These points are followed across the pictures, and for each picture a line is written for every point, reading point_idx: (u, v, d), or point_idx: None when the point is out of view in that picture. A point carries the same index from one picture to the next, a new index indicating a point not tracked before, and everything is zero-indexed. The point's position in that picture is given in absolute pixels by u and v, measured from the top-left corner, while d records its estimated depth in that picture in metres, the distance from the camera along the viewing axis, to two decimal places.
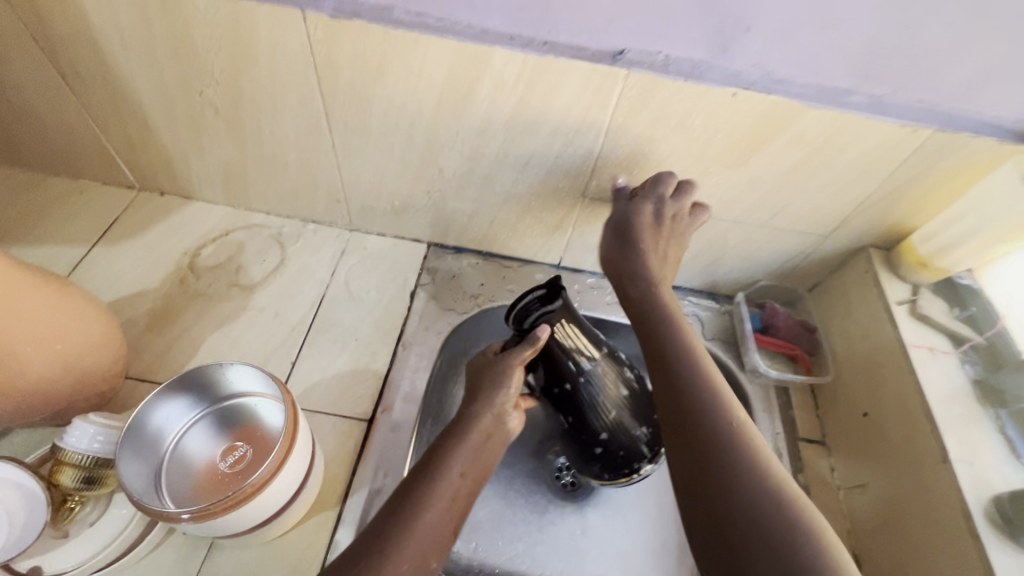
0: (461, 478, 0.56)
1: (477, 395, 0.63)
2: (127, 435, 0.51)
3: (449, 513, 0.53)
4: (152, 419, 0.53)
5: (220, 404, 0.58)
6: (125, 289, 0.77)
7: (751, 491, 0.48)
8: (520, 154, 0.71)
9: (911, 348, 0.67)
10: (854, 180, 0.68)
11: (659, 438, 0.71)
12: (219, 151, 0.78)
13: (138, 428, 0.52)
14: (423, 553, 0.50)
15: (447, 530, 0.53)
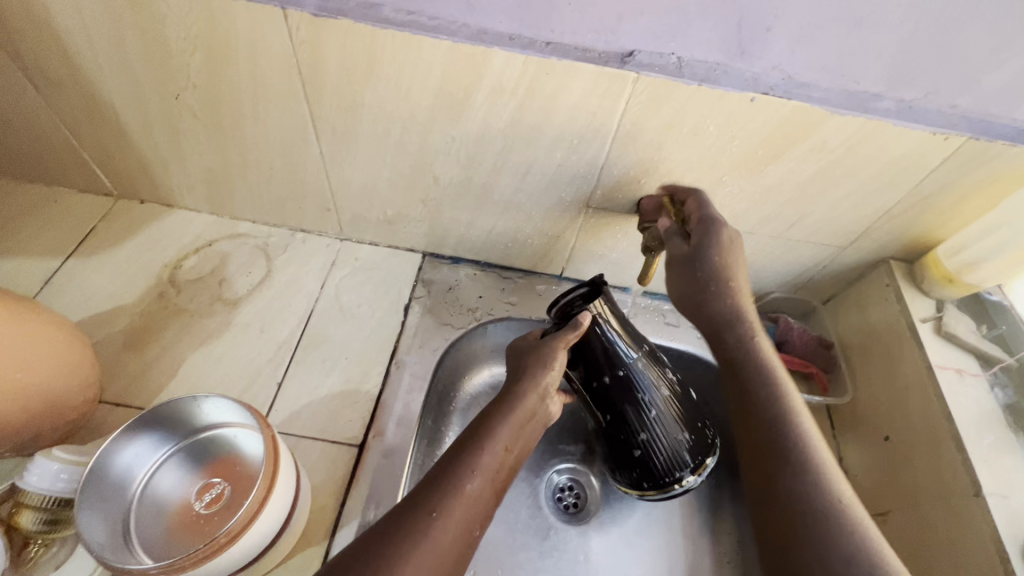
0: (507, 451, 0.53)
1: (521, 373, 0.60)
2: (88, 480, 0.47)
3: (493, 485, 0.51)
4: (116, 461, 0.49)
5: (195, 437, 0.54)
6: (101, 305, 0.73)
7: (794, 480, 0.53)
8: (521, 162, 0.66)
9: (938, 370, 0.63)
10: (877, 191, 0.63)
11: (703, 447, 0.67)
12: (200, 158, 0.74)
13: (100, 472, 0.47)
14: (468, 522, 0.48)
15: (489, 497, 0.51)
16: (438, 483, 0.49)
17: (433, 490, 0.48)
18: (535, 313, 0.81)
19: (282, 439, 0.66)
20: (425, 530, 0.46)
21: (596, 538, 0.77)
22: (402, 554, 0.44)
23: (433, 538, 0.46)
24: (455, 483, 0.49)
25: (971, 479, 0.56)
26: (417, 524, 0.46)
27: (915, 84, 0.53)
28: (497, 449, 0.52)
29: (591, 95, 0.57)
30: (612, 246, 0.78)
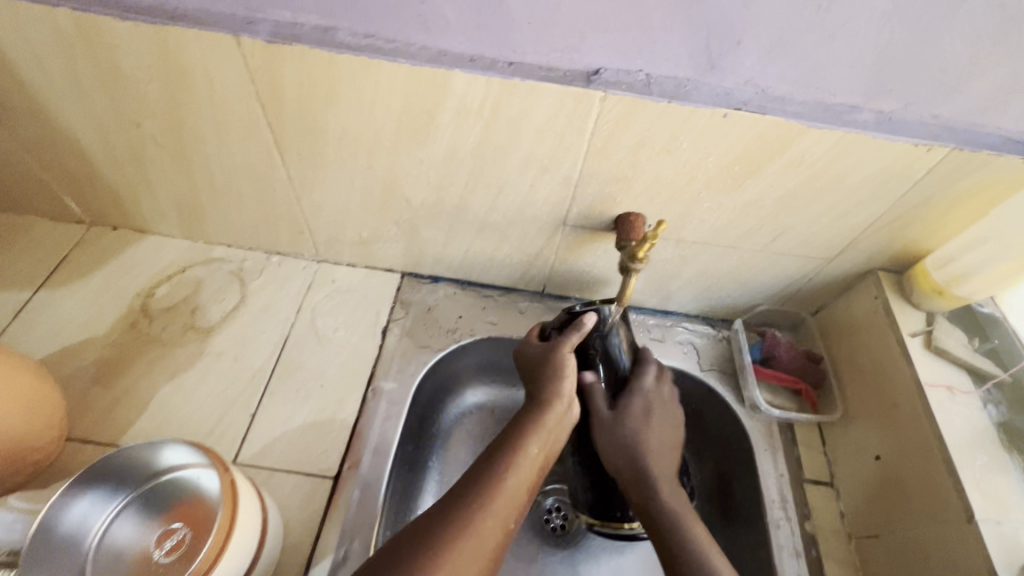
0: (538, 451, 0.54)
1: (545, 375, 0.60)
2: (36, 537, 0.46)
3: (528, 481, 0.52)
4: (67, 516, 0.48)
5: (150, 482, 0.52)
6: (70, 338, 0.71)
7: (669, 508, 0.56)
8: (493, 183, 0.64)
9: (928, 388, 0.61)
10: (861, 203, 0.61)
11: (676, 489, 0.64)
12: (168, 185, 0.72)
13: (48, 529, 0.47)
14: (508, 514, 0.49)
15: (524, 494, 0.52)
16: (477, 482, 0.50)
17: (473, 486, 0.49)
18: (516, 333, 0.80)
19: (255, 472, 0.64)
20: (470, 520, 0.47)
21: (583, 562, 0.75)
22: (450, 542, 0.45)
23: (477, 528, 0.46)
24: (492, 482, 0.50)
25: (962, 503, 0.54)
26: (460, 512, 0.47)
27: (893, 95, 0.51)
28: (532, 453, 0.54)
29: (559, 114, 0.55)
30: (593, 263, 0.76)
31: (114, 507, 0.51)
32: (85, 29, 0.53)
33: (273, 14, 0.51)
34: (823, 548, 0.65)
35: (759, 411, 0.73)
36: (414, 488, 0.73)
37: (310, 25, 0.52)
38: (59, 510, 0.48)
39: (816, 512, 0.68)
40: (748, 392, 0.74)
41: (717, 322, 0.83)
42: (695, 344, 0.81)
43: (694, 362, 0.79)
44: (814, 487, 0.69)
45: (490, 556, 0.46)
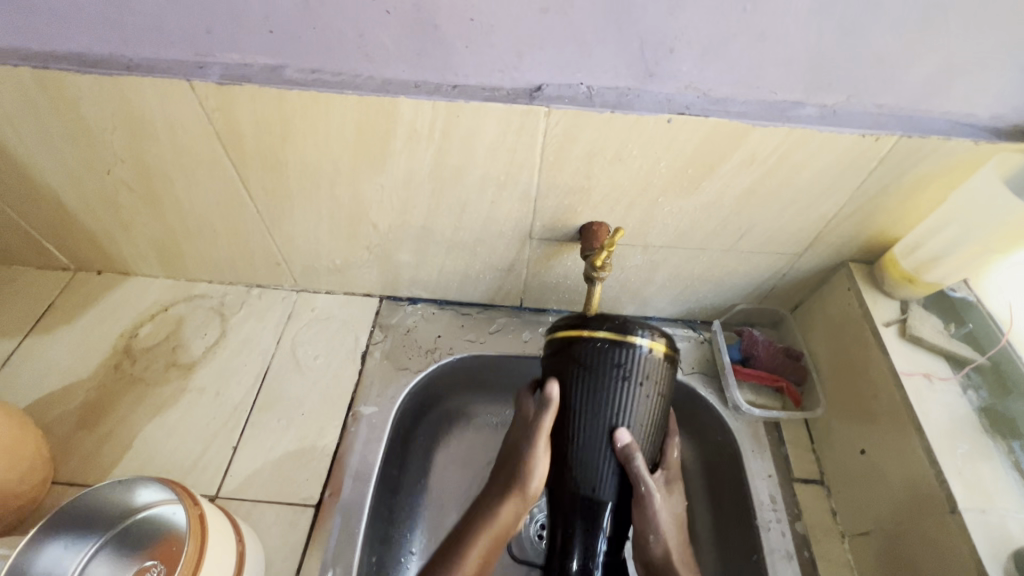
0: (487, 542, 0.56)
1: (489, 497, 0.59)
2: None
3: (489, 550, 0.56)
4: (38, 564, 0.48)
5: (119, 528, 0.53)
6: (55, 383, 0.73)
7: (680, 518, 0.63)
8: (454, 204, 0.65)
9: (905, 378, 0.60)
10: (819, 197, 0.61)
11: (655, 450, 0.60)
12: (145, 227, 0.74)
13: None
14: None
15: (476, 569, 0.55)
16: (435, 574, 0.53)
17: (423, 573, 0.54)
18: (497, 350, 0.80)
19: (237, 505, 0.65)
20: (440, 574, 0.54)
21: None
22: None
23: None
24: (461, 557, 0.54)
25: (946, 495, 0.53)
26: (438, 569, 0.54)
27: (833, 88, 0.52)
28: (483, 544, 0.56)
29: (507, 133, 0.56)
30: (565, 273, 0.76)
31: (85, 553, 0.52)
32: (44, 82, 0.55)
33: (222, 58, 0.53)
34: (815, 549, 0.64)
35: (742, 412, 0.72)
36: (402, 512, 0.73)
37: (258, 65, 0.54)
38: (28, 558, 0.47)
39: (807, 512, 0.66)
40: (730, 394, 0.74)
41: (697, 323, 0.83)
42: (676, 347, 0.80)
43: (676, 366, 0.78)
44: (803, 487, 0.68)
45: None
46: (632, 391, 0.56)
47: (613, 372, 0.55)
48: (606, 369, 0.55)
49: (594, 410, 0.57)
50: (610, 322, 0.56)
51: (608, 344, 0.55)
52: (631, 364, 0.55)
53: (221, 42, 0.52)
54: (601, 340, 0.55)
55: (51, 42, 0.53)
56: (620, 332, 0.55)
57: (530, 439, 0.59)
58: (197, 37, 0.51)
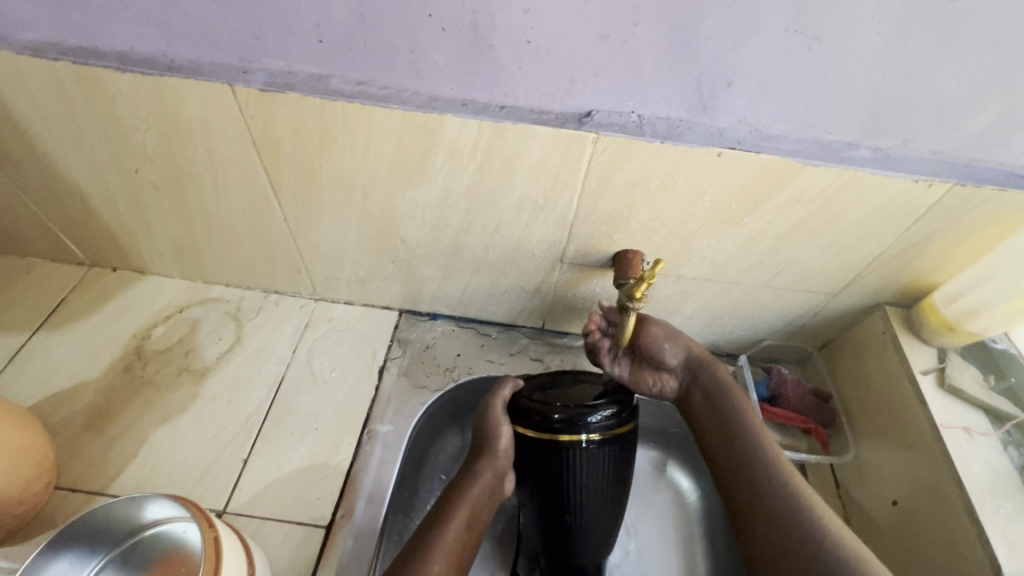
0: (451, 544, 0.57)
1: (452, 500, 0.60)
2: None
3: (456, 558, 0.57)
4: None
5: (127, 544, 0.51)
6: (63, 383, 0.71)
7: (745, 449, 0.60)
8: (487, 223, 0.64)
9: (944, 430, 0.58)
10: (863, 239, 0.60)
11: (612, 492, 0.61)
12: (166, 227, 0.72)
13: None
14: None
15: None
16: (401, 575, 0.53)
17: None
18: (517, 372, 0.78)
19: (245, 521, 0.62)
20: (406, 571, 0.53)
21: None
22: None
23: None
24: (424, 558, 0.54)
25: (989, 558, 0.51)
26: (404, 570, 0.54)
27: (890, 132, 0.51)
28: (447, 545, 0.56)
29: (551, 157, 0.55)
30: (592, 298, 0.74)
31: (91, 570, 0.50)
32: (81, 77, 0.54)
33: (267, 64, 0.52)
34: None
35: None
36: None
37: (303, 73, 0.52)
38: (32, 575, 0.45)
39: None
40: None
41: (722, 356, 0.81)
42: None
43: None
44: None
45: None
46: (580, 471, 0.58)
47: (559, 458, 0.58)
48: (554, 453, 0.58)
49: (549, 461, 0.58)
50: (563, 410, 0.57)
51: (557, 436, 0.57)
52: (575, 454, 0.57)
53: (268, 49, 0.51)
54: (550, 431, 0.57)
55: (92, 38, 0.52)
56: (569, 428, 0.57)
57: (490, 444, 0.61)
58: (244, 41, 0.50)
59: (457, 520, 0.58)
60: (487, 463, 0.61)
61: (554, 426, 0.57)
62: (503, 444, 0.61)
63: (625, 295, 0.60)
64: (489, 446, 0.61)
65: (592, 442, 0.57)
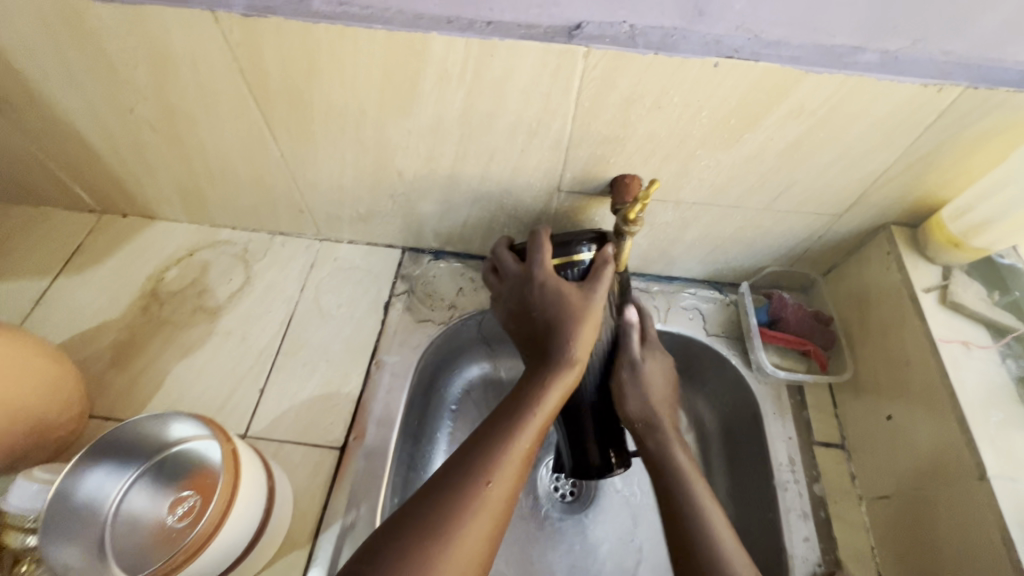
0: (538, 424, 0.53)
1: (541, 369, 0.57)
2: (49, 516, 0.47)
3: (540, 439, 0.53)
4: (78, 492, 0.49)
5: (158, 457, 0.55)
6: (87, 322, 0.75)
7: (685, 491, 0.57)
8: (481, 151, 0.63)
9: (941, 345, 0.59)
10: (868, 153, 0.58)
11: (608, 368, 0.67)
12: (168, 169, 0.73)
13: (59, 506, 0.48)
14: (496, 512, 0.47)
15: (523, 467, 0.51)
16: (489, 451, 0.49)
17: (485, 455, 0.49)
18: None
19: (265, 444, 0.66)
20: (479, 472, 0.48)
21: (565, 574, 0.73)
22: (469, 493, 0.46)
23: (489, 501, 0.47)
24: (513, 435, 0.51)
25: (976, 461, 0.52)
26: (479, 465, 0.48)
27: (898, 32, 0.48)
28: (535, 427, 0.53)
29: (542, 74, 0.53)
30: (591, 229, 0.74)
31: (120, 484, 0.53)
32: (65, 12, 0.53)
33: None
34: (831, 510, 0.64)
35: (767, 375, 0.72)
36: (421, 457, 0.75)
37: None
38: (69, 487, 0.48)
39: (826, 474, 0.66)
40: (755, 356, 0.73)
41: (724, 286, 0.81)
42: (701, 310, 0.79)
43: (701, 328, 0.77)
44: (823, 450, 0.68)
45: (499, 519, 0.47)
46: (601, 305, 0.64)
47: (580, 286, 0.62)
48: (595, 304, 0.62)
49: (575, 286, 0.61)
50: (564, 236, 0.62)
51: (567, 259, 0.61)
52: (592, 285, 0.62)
53: None
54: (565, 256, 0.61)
55: None
56: (572, 247, 0.61)
57: (568, 299, 0.58)
58: None
59: (548, 403, 0.54)
60: (583, 336, 0.57)
61: (564, 249, 0.61)
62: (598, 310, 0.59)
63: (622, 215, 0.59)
64: (579, 313, 0.58)
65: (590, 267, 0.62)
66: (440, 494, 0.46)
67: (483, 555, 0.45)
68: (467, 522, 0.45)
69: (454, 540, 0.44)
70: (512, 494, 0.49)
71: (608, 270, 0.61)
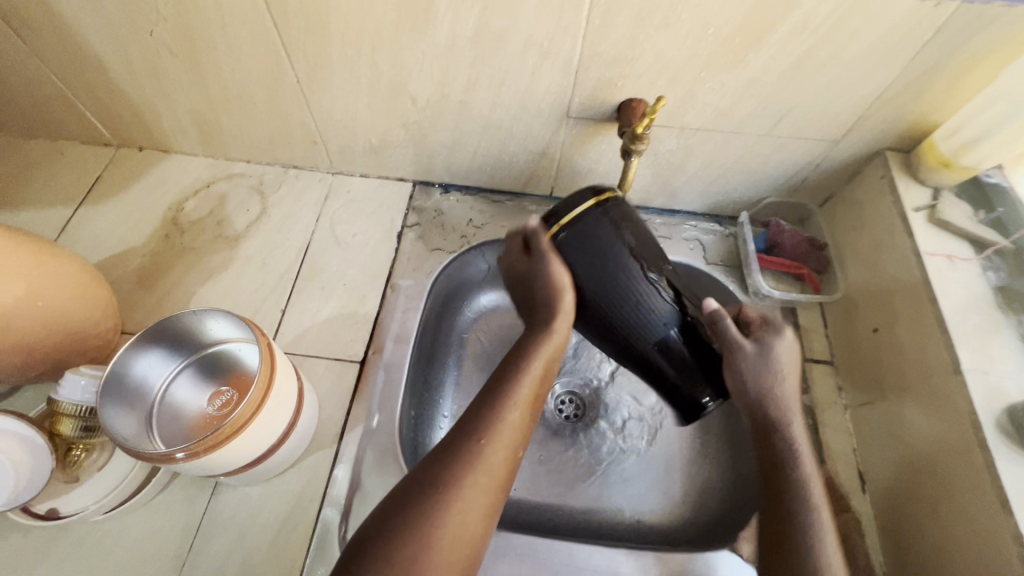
0: (526, 393, 0.55)
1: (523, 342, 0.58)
2: (107, 386, 0.51)
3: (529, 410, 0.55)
4: (133, 370, 0.54)
5: (203, 351, 0.59)
6: (112, 248, 0.78)
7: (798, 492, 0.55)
8: (493, 74, 0.65)
9: (926, 258, 0.63)
10: (866, 74, 0.60)
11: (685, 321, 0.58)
12: (186, 97, 0.75)
13: (117, 378, 0.52)
14: (492, 479, 0.49)
15: (516, 437, 0.53)
16: (479, 423, 0.52)
17: (476, 428, 0.51)
18: None
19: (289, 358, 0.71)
20: (473, 445, 0.50)
21: (564, 484, 0.73)
22: (466, 463, 0.49)
23: (486, 471, 0.49)
24: (502, 408, 0.53)
25: (952, 358, 0.57)
26: (472, 440, 0.51)
27: None
28: (523, 395, 0.55)
29: None
30: (598, 159, 0.77)
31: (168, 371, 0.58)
32: None
33: None
34: (819, 418, 0.69)
35: (763, 298, 0.76)
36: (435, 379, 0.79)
37: None
38: (125, 363, 0.53)
39: (815, 387, 0.71)
40: (752, 281, 0.77)
41: (724, 218, 0.85)
42: (702, 240, 0.82)
43: (701, 256, 0.81)
44: (814, 366, 0.72)
45: (499, 484, 0.50)
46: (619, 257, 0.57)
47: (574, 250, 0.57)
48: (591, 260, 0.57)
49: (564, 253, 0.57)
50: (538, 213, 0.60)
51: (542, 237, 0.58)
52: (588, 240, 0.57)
53: None
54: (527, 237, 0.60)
55: None
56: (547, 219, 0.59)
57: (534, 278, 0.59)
58: None
59: (532, 374, 0.56)
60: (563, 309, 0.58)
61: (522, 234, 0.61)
62: (564, 280, 0.58)
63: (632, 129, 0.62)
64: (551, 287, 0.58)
65: (584, 221, 0.57)
66: (434, 466, 0.49)
67: (485, 517, 0.49)
68: (465, 490, 0.48)
69: (459, 504, 0.47)
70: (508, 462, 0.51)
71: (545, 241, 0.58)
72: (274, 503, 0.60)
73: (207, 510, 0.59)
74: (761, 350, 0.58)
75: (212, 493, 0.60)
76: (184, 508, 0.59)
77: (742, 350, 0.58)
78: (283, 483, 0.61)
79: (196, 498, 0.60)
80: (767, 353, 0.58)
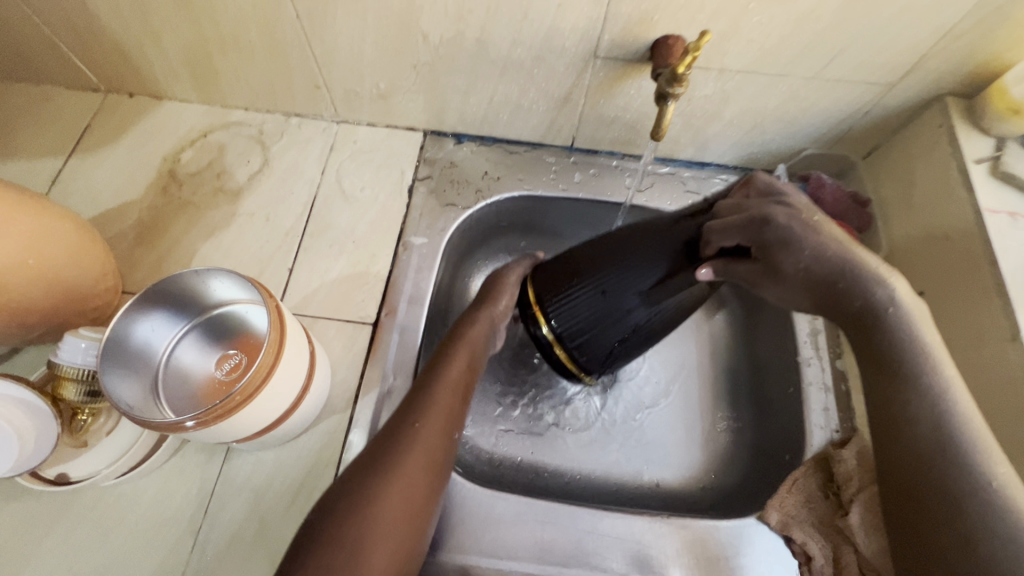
0: (459, 373, 0.53)
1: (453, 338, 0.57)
2: (109, 351, 0.49)
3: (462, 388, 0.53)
4: (134, 334, 0.51)
5: (209, 313, 0.56)
6: (107, 202, 0.73)
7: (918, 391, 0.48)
8: (515, 7, 0.59)
9: (988, 215, 0.58)
10: (937, 6, 0.53)
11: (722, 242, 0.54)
12: (175, 36, 0.68)
13: (118, 343, 0.50)
14: (429, 459, 0.48)
15: (451, 415, 0.51)
16: (412, 404, 0.50)
17: (408, 410, 0.50)
18: (545, 190, 0.77)
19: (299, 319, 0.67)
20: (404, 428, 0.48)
21: (586, 450, 0.71)
22: (399, 444, 0.47)
23: (418, 453, 0.47)
24: (433, 390, 0.51)
25: (1010, 323, 0.53)
26: (400, 424, 0.49)
27: None
28: (455, 376, 0.53)
29: None
30: (625, 106, 0.70)
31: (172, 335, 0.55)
32: None
33: None
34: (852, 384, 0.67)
35: None
36: None
37: None
38: (125, 327, 0.50)
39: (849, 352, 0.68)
40: None
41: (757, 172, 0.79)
42: None
43: None
44: None
45: (434, 465, 0.48)
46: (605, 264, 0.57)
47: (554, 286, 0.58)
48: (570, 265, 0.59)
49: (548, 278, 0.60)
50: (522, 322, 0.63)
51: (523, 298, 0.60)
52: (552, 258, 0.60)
53: None
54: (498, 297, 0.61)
55: None
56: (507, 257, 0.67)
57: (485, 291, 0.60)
58: None
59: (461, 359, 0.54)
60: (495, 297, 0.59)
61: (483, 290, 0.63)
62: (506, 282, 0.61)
63: (670, 70, 0.56)
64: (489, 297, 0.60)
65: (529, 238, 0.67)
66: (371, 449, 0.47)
67: (424, 498, 0.47)
68: (398, 473, 0.46)
69: (397, 486, 0.45)
70: (444, 443, 0.49)
71: (508, 279, 0.62)
72: (289, 467, 0.59)
73: (221, 474, 0.58)
74: (791, 216, 0.51)
75: (225, 458, 0.59)
76: (198, 472, 0.58)
77: (773, 223, 0.51)
78: (298, 447, 0.60)
79: (209, 463, 0.58)
80: (810, 224, 0.51)
